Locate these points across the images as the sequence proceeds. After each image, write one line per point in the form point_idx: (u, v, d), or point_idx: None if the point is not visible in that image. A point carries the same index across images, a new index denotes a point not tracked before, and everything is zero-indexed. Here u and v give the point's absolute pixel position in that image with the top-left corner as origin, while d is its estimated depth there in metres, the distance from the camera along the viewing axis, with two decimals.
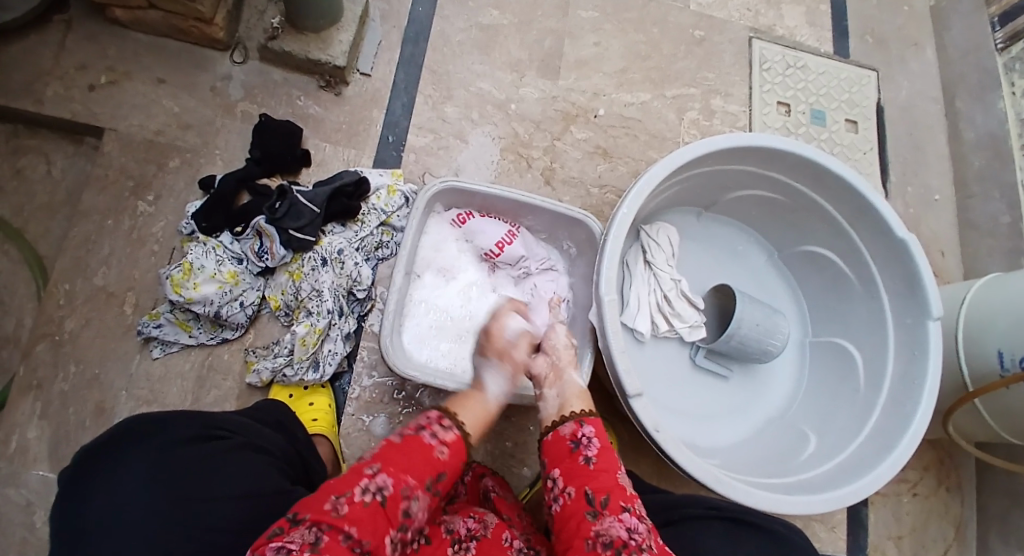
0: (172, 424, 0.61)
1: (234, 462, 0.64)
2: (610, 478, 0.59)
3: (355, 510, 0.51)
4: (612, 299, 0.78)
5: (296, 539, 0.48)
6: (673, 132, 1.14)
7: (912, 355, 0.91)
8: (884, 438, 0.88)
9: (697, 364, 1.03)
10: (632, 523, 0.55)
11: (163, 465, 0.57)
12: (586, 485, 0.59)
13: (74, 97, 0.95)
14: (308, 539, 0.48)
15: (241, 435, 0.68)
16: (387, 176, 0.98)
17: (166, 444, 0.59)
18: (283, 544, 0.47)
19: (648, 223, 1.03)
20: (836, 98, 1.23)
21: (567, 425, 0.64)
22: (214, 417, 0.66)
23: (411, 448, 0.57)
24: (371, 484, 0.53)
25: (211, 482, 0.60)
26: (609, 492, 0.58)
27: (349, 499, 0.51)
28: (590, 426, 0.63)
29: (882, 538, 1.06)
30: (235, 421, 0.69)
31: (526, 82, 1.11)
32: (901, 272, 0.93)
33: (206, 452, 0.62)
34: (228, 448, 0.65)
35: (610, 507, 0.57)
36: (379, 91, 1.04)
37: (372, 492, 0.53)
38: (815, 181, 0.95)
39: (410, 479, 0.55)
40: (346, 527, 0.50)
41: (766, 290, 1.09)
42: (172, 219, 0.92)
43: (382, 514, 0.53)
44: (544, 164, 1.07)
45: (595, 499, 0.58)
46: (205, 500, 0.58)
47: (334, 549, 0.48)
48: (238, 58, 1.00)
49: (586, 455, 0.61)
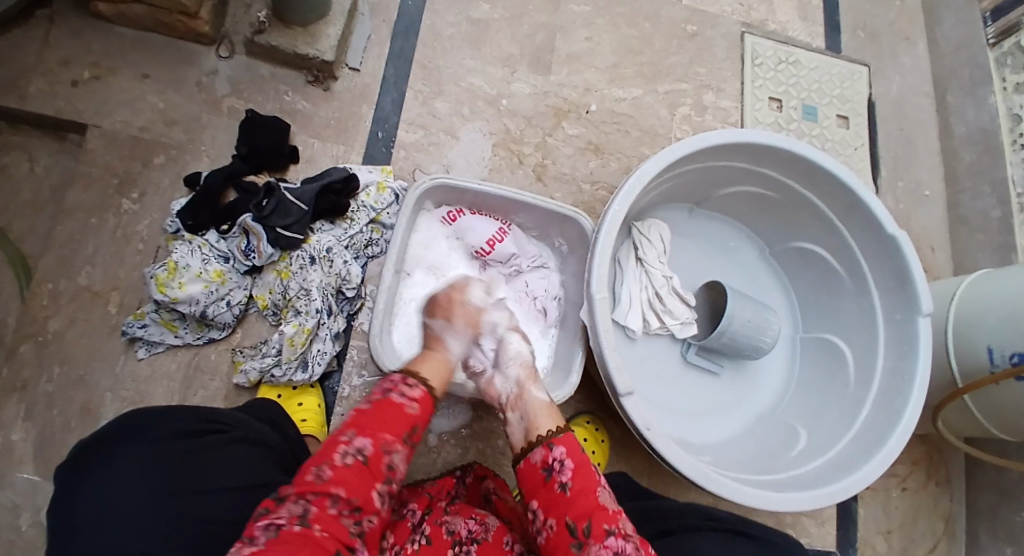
0: (170, 419, 0.60)
1: (231, 456, 0.63)
2: (590, 499, 0.59)
3: (338, 473, 0.55)
4: (603, 297, 0.78)
5: (283, 513, 0.52)
6: (666, 128, 1.14)
7: (902, 351, 0.91)
8: (874, 434, 0.88)
9: (688, 360, 1.03)
10: (617, 547, 0.55)
11: (159, 461, 0.57)
12: (565, 515, 0.58)
13: (57, 92, 0.93)
14: (296, 512, 0.52)
15: (241, 429, 0.67)
16: (377, 172, 0.97)
17: (163, 439, 0.58)
18: (270, 521, 0.51)
19: (640, 220, 1.02)
20: (828, 94, 1.23)
21: (536, 452, 0.64)
22: (213, 411, 0.65)
23: (381, 409, 0.60)
24: (349, 448, 0.57)
25: (208, 476, 0.60)
26: (590, 517, 0.58)
27: (330, 465, 0.56)
28: (560, 448, 0.62)
29: (871, 533, 1.07)
30: (234, 416, 0.68)
31: (517, 77, 1.10)
32: (891, 268, 0.93)
33: (204, 445, 0.61)
34: (226, 442, 0.64)
35: (593, 534, 0.57)
36: (368, 86, 1.03)
37: (352, 455, 0.57)
38: (806, 177, 0.95)
39: (386, 436, 0.59)
40: (332, 489, 0.55)
41: (756, 286, 1.09)
42: (158, 217, 0.91)
43: (366, 471, 0.57)
44: (535, 160, 1.06)
45: (577, 528, 0.57)
46: (201, 496, 0.58)
47: (322, 516, 0.53)
48: (224, 53, 0.98)
49: (559, 481, 0.60)
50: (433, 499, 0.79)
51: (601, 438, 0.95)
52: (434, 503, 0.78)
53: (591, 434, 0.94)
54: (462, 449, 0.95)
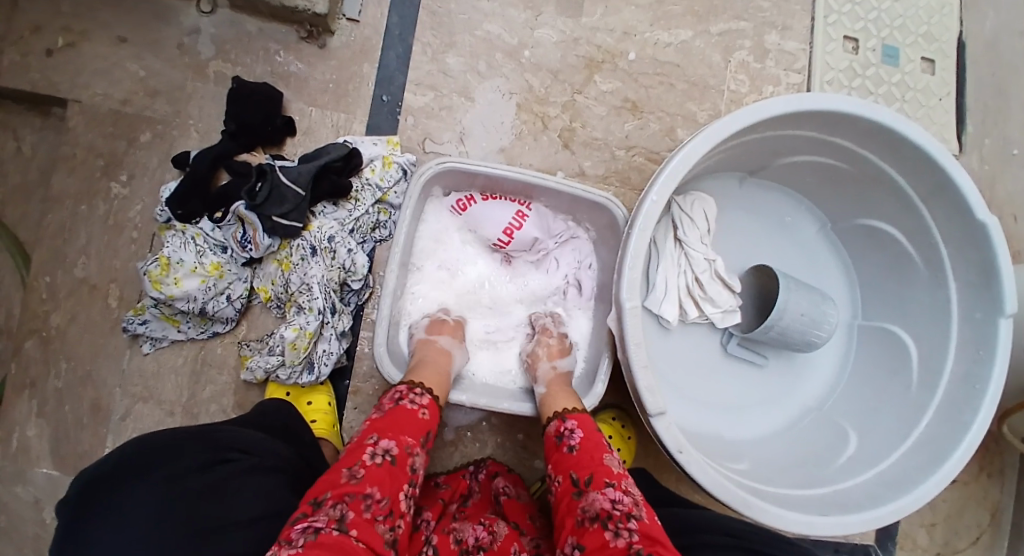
0: (180, 449, 0.57)
1: (244, 488, 0.61)
2: (594, 458, 0.58)
3: (370, 472, 0.53)
4: (634, 306, 0.68)
5: (321, 516, 0.48)
6: (717, 78, 0.97)
7: (978, 354, 0.80)
8: (936, 446, 0.79)
9: (729, 352, 0.93)
10: (616, 496, 0.53)
11: (173, 494, 0.53)
12: (570, 469, 0.58)
13: (31, 64, 0.83)
14: (334, 515, 0.48)
15: (252, 455, 0.65)
16: (382, 144, 0.87)
17: (176, 472, 0.55)
18: (308, 524, 0.47)
19: (681, 194, 0.90)
20: (914, 31, 1.01)
21: (552, 423, 0.65)
22: (224, 438, 0.63)
23: (397, 415, 0.60)
24: (377, 449, 0.55)
25: (220, 509, 0.57)
26: (593, 470, 0.56)
27: (362, 464, 0.53)
28: (573, 420, 0.63)
29: (913, 525, 1.00)
30: (245, 439, 0.67)
31: (542, 21, 0.94)
32: (975, 259, 0.79)
33: (216, 478, 0.58)
34: (237, 472, 0.62)
35: (594, 484, 0.55)
36: (369, 40, 0.89)
37: (381, 455, 0.54)
38: (885, 148, 0.79)
39: (408, 438, 0.58)
40: (367, 489, 0.51)
41: (813, 267, 0.96)
42: (150, 202, 0.84)
43: (396, 471, 0.55)
44: (562, 124, 0.93)
45: (579, 480, 0.56)
46: (217, 529, 0.55)
47: (358, 521, 0.49)
48: (205, 8, 0.86)
49: (569, 443, 0.61)
50: (445, 503, 0.80)
51: (627, 434, 0.89)
52: (445, 510, 0.79)
53: (615, 429, 0.88)
54: (482, 443, 0.91)
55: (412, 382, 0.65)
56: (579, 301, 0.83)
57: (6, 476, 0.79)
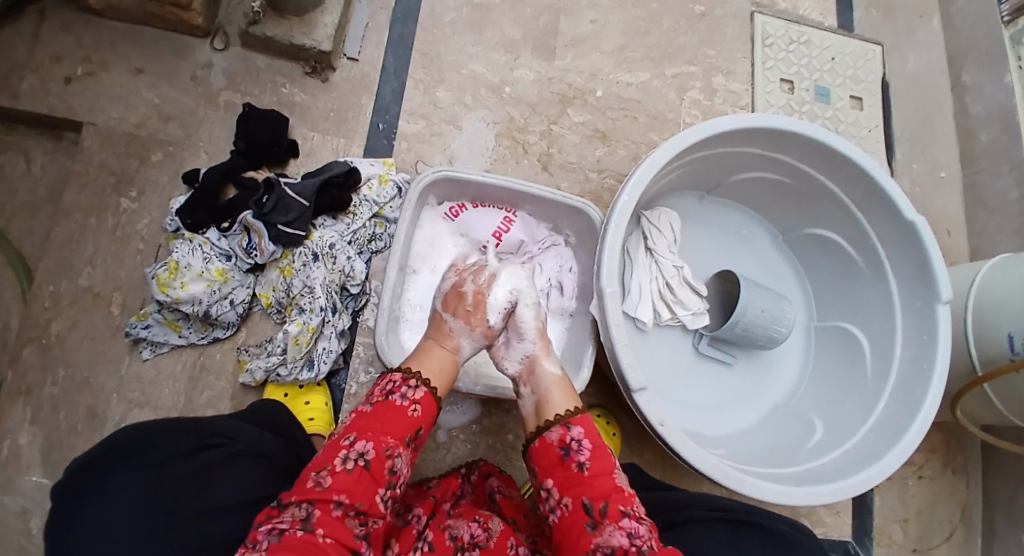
0: (169, 433, 0.58)
1: (231, 473, 0.60)
2: (607, 480, 0.58)
3: (339, 480, 0.52)
4: (614, 291, 0.75)
5: (286, 518, 0.50)
6: (675, 112, 1.11)
7: (922, 339, 0.88)
8: (894, 425, 0.86)
9: (700, 352, 1.01)
10: (633, 528, 0.54)
11: (159, 477, 0.54)
12: (581, 494, 0.57)
13: (50, 90, 0.90)
14: (299, 516, 0.50)
15: (241, 441, 0.64)
16: (379, 166, 0.95)
17: (164, 455, 0.56)
18: (273, 526, 0.49)
19: (649, 208, 0.99)
20: (840, 74, 1.18)
21: (552, 430, 0.61)
22: (210, 424, 0.62)
23: (384, 413, 0.57)
24: (351, 452, 0.54)
25: (202, 497, 0.56)
26: (607, 497, 0.57)
27: (331, 470, 0.52)
28: (578, 428, 0.61)
29: (887, 521, 1.04)
30: (235, 427, 0.65)
31: (521, 63, 1.06)
32: (909, 255, 0.90)
33: (198, 466, 0.58)
34: (225, 458, 0.61)
35: (608, 514, 0.55)
36: (368, 76, 1.00)
37: (354, 460, 0.53)
38: (822, 161, 0.92)
39: (389, 439, 0.55)
40: (335, 496, 0.51)
41: (770, 275, 1.07)
42: (157, 215, 0.89)
43: (368, 477, 0.53)
44: (541, 149, 1.04)
45: (592, 508, 0.56)
46: (201, 514, 0.55)
47: (326, 519, 0.50)
48: (219, 45, 0.96)
49: (577, 461, 0.59)
50: (438, 501, 0.75)
51: (613, 430, 0.94)
52: (439, 507, 0.74)
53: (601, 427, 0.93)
54: (473, 445, 0.94)
55: (410, 374, 0.61)
56: (562, 301, 0.90)
57: None
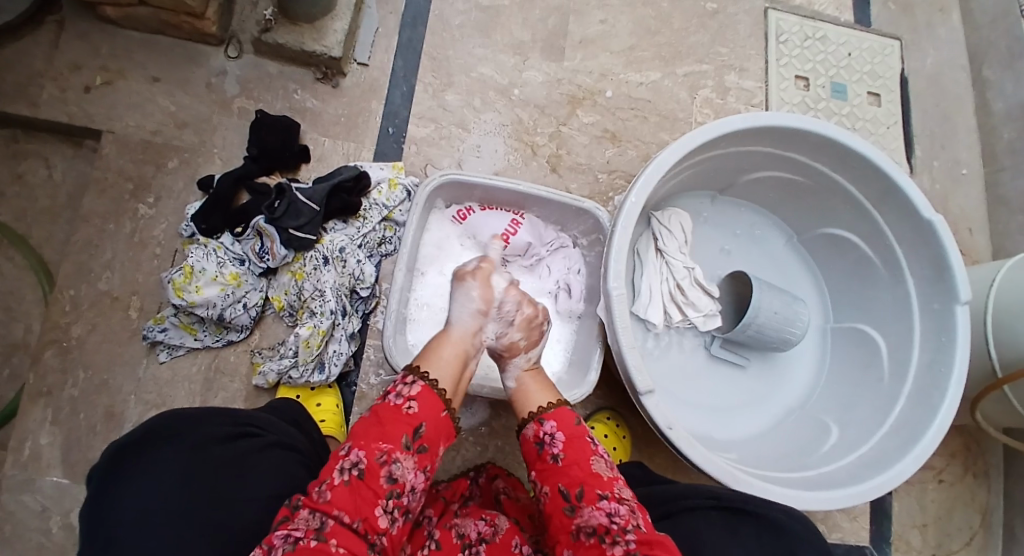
0: (206, 421, 0.59)
1: (264, 463, 0.61)
2: (583, 468, 0.57)
3: (338, 494, 0.53)
4: (620, 292, 0.74)
5: (300, 525, 0.51)
6: (686, 112, 1.09)
7: (939, 341, 0.86)
8: (910, 429, 0.84)
9: (713, 353, 1.00)
10: (611, 509, 0.54)
11: (198, 461, 0.55)
12: (558, 482, 0.57)
13: (69, 99, 0.93)
14: (312, 525, 0.51)
15: (272, 433, 0.66)
16: (388, 169, 0.96)
17: (203, 441, 0.57)
18: (288, 532, 0.50)
19: (659, 209, 0.98)
20: (858, 70, 1.16)
21: (528, 426, 0.62)
22: (244, 415, 0.64)
23: (378, 416, 0.56)
24: (346, 462, 0.54)
25: (237, 483, 0.57)
26: (583, 483, 0.56)
27: (329, 484, 0.53)
28: (551, 421, 0.61)
29: (905, 527, 1.02)
30: (264, 418, 0.67)
31: (530, 65, 1.06)
32: (926, 255, 0.88)
33: (234, 453, 0.59)
34: (258, 448, 0.62)
35: (586, 498, 0.56)
36: (377, 80, 1.01)
37: (348, 470, 0.54)
38: (836, 160, 0.90)
39: (384, 445, 0.55)
40: (333, 510, 0.52)
41: (784, 276, 1.05)
42: (173, 221, 0.91)
43: (364, 484, 0.53)
44: (550, 151, 1.03)
45: (569, 494, 0.56)
46: (236, 500, 0.56)
47: (338, 528, 0.51)
48: (232, 53, 0.98)
49: (552, 453, 0.59)
50: (447, 502, 0.76)
51: (623, 434, 0.94)
52: (447, 507, 0.75)
53: (610, 428, 0.92)
54: (481, 448, 0.94)
55: (412, 371, 0.60)
56: (570, 304, 0.90)
57: (14, 485, 0.81)
